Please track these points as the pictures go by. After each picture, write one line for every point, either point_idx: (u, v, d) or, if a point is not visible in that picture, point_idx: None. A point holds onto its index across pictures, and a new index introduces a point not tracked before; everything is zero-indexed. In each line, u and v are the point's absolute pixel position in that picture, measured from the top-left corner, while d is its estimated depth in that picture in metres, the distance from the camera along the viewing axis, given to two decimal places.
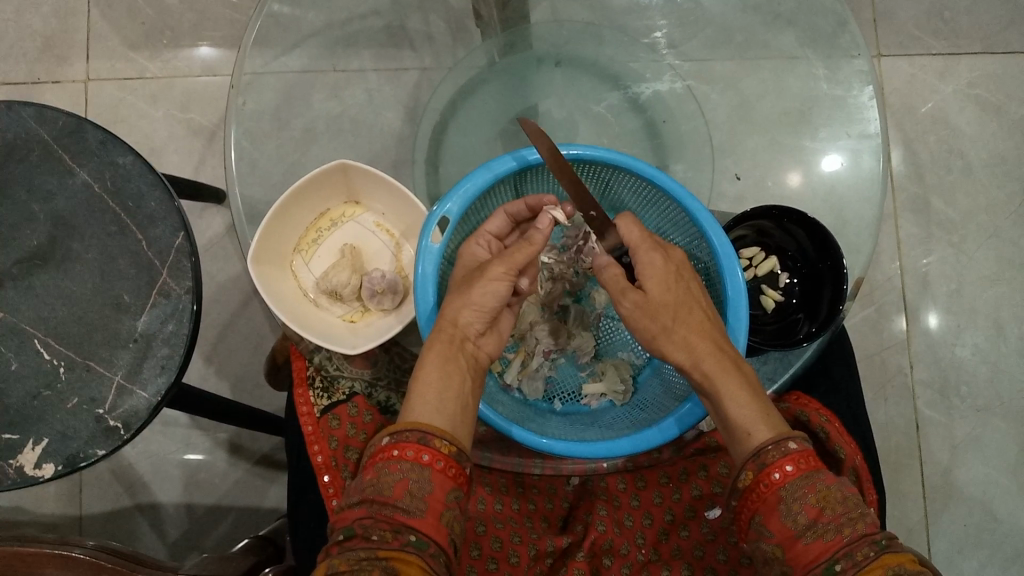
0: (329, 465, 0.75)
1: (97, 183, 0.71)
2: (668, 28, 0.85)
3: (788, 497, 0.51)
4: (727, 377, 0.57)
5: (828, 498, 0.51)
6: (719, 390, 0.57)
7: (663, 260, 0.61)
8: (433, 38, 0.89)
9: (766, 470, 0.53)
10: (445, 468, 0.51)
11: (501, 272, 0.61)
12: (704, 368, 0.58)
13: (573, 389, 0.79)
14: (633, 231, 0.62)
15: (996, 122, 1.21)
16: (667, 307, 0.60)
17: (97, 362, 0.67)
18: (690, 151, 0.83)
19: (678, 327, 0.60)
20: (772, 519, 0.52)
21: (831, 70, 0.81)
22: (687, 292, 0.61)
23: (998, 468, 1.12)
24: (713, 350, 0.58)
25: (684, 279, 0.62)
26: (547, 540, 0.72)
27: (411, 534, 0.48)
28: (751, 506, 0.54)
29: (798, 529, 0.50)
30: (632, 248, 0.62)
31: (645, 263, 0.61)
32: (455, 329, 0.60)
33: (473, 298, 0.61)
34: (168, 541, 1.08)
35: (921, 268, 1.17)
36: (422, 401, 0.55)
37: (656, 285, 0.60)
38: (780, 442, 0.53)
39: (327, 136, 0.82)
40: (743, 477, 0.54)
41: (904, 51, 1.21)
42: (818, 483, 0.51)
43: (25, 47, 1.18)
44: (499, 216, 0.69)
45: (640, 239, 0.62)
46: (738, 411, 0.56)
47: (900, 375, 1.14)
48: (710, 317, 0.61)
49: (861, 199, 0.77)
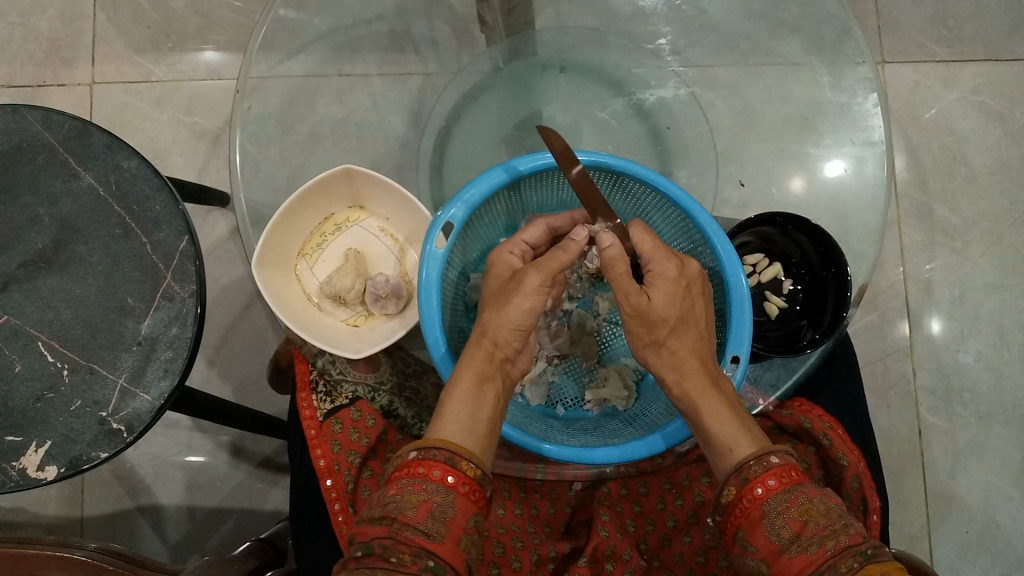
0: (331, 470, 0.74)
1: (103, 186, 0.71)
2: (672, 35, 0.85)
3: (771, 511, 0.51)
4: (708, 396, 0.58)
5: (811, 511, 0.50)
6: (699, 407, 0.58)
7: (675, 271, 0.61)
8: (438, 42, 0.90)
9: (748, 486, 0.52)
10: (469, 492, 0.51)
11: (537, 284, 0.61)
12: (685, 386, 0.59)
13: (574, 396, 0.80)
14: (644, 240, 0.63)
15: (1000, 129, 1.21)
16: (666, 322, 0.60)
17: (100, 365, 0.68)
18: (694, 156, 0.85)
19: (670, 341, 0.61)
20: (755, 534, 0.52)
21: (836, 78, 0.81)
22: (690, 308, 0.61)
23: (1001, 475, 1.12)
24: (699, 369, 0.60)
25: (691, 293, 0.62)
26: (549, 546, 0.73)
27: (430, 559, 0.48)
28: (734, 521, 0.53)
29: (782, 543, 0.50)
30: (644, 259, 0.62)
31: (654, 274, 0.61)
32: (495, 347, 0.61)
33: (512, 315, 0.61)
34: (169, 543, 1.07)
35: (924, 274, 1.17)
36: (454, 420, 0.55)
37: (662, 296, 0.60)
38: (761, 458, 0.53)
39: (331, 140, 0.82)
40: (726, 493, 0.54)
41: (908, 58, 1.22)
42: (800, 496, 0.51)
43: (32, 50, 1.18)
44: (539, 226, 0.69)
45: (649, 250, 0.62)
46: (719, 427, 0.57)
47: (903, 381, 1.14)
48: (702, 335, 0.62)
49: (865, 206, 0.77)
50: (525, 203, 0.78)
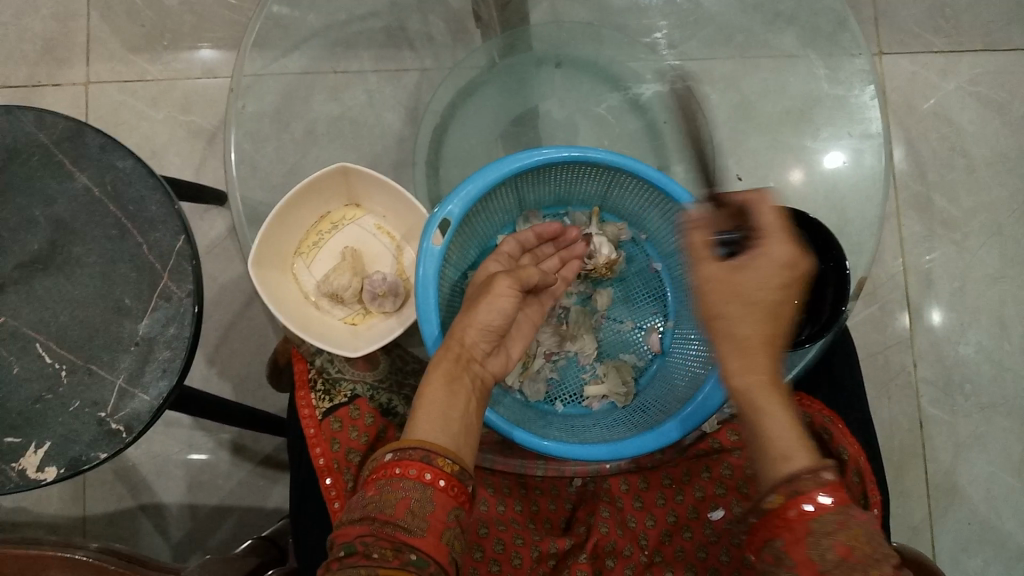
0: (330, 469, 0.73)
1: (98, 187, 0.71)
2: (668, 29, 0.85)
3: (819, 530, 0.48)
4: (775, 398, 0.53)
5: (859, 536, 0.48)
6: (765, 405, 0.53)
7: (787, 254, 0.52)
8: (433, 38, 0.89)
9: (798, 499, 0.49)
10: (447, 487, 0.52)
11: (505, 290, 0.62)
12: (755, 382, 0.53)
13: (574, 390, 0.79)
14: (766, 213, 0.54)
15: (998, 119, 1.20)
16: (745, 300, 0.53)
17: (98, 366, 0.68)
18: (690, 151, 0.83)
19: (745, 327, 0.53)
20: (796, 548, 0.48)
21: (832, 70, 0.81)
22: (785, 297, 0.53)
23: (1002, 466, 1.12)
24: (773, 364, 0.54)
25: (795, 282, 0.53)
26: (549, 542, 0.72)
27: (412, 553, 0.48)
28: (773, 530, 0.50)
29: (824, 564, 0.47)
30: (760, 231, 0.53)
31: (766, 251, 0.53)
32: (462, 348, 0.61)
33: (478, 318, 0.61)
34: (171, 542, 1.08)
35: (923, 265, 1.16)
36: (426, 421, 0.55)
37: (759, 275, 0.52)
38: (818, 472, 0.50)
39: (327, 138, 0.82)
40: (770, 499, 0.50)
41: (906, 49, 1.21)
42: (851, 520, 0.48)
43: (27, 50, 1.18)
44: (510, 240, 0.70)
45: (772, 224, 0.53)
46: (782, 432, 0.52)
47: (903, 373, 1.14)
48: (780, 323, 0.54)
49: (863, 199, 0.77)
50: (522, 198, 0.77)
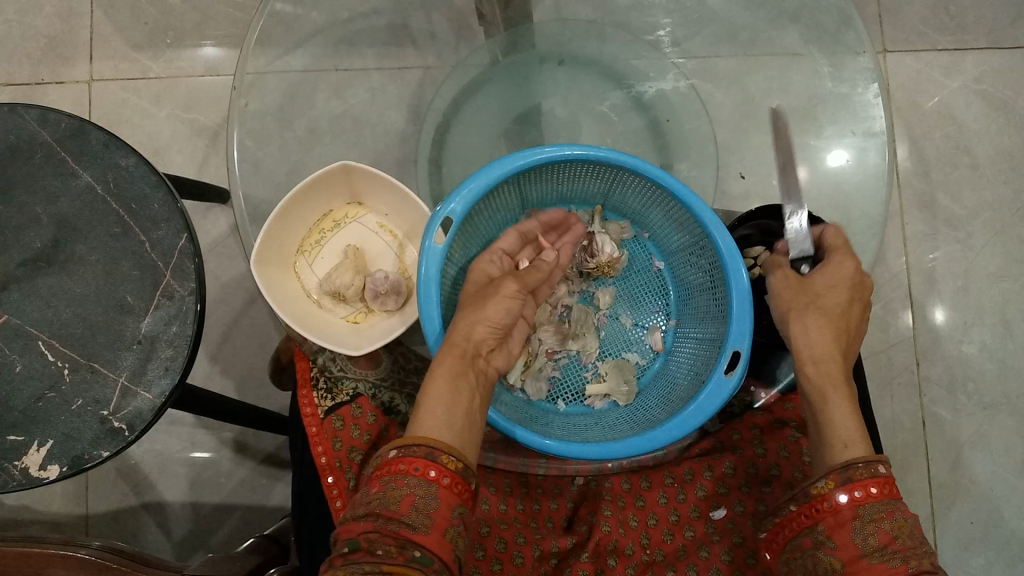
0: (331, 467, 0.74)
1: (101, 185, 0.71)
2: (672, 27, 0.85)
3: (865, 516, 0.53)
4: (837, 392, 0.61)
5: (903, 529, 0.53)
6: (827, 395, 0.61)
7: (852, 269, 0.65)
8: (436, 36, 0.89)
9: (849, 485, 0.54)
10: (451, 484, 0.51)
11: (512, 290, 0.63)
12: (820, 375, 0.62)
13: (576, 389, 0.79)
14: (837, 237, 0.66)
15: (1003, 117, 1.20)
16: (814, 295, 0.64)
17: (100, 364, 0.68)
18: (694, 149, 0.84)
19: (810, 316, 0.64)
20: (839, 532, 0.53)
21: (836, 68, 0.80)
22: (848, 306, 0.64)
23: (1005, 465, 1.12)
24: (837, 363, 0.62)
25: (855, 298, 0.65)
26: (551, 541, 0.72)
27: (416, 550, 0.48)
28: (815, 515, 0.55)
29: (866, 548, 0.53)
30: (830, 249, 0.66)
31: (833, 263, 0.65)
32: (468, 344, 0.61)
33: (487, 314, 0.62)
34: (173, 539, 1.08)
35: (927, 263, 1.16)
36: (432, 416, 0.55)
37: (826, 277, 0.64)
38: (871, 463, 0.55)
39: (330, 136, 0.82)
40: (820, 484, 0.55)
41: (910, 46, 1.21)
42: (896, 512, 0.53)
43: (30, 48, 1.18)
44: (512, 234, 0.71)
45: (839, 243, 0.66)
46: (843, 423, 0.59)
47: (906, 371, 1.14)
48: (847, 336, 0.65)
49: (866, 197, 0.77)
50: (524, 197, 0.77)
